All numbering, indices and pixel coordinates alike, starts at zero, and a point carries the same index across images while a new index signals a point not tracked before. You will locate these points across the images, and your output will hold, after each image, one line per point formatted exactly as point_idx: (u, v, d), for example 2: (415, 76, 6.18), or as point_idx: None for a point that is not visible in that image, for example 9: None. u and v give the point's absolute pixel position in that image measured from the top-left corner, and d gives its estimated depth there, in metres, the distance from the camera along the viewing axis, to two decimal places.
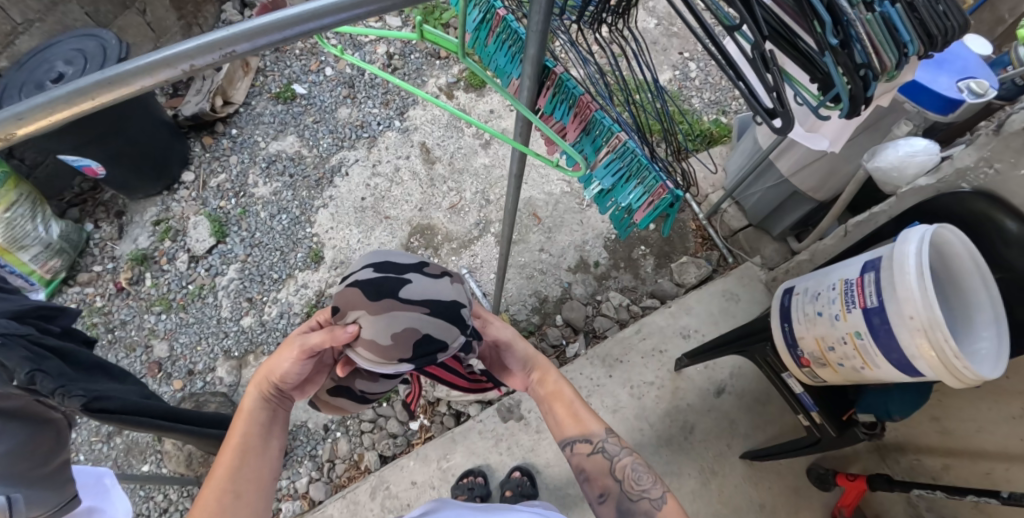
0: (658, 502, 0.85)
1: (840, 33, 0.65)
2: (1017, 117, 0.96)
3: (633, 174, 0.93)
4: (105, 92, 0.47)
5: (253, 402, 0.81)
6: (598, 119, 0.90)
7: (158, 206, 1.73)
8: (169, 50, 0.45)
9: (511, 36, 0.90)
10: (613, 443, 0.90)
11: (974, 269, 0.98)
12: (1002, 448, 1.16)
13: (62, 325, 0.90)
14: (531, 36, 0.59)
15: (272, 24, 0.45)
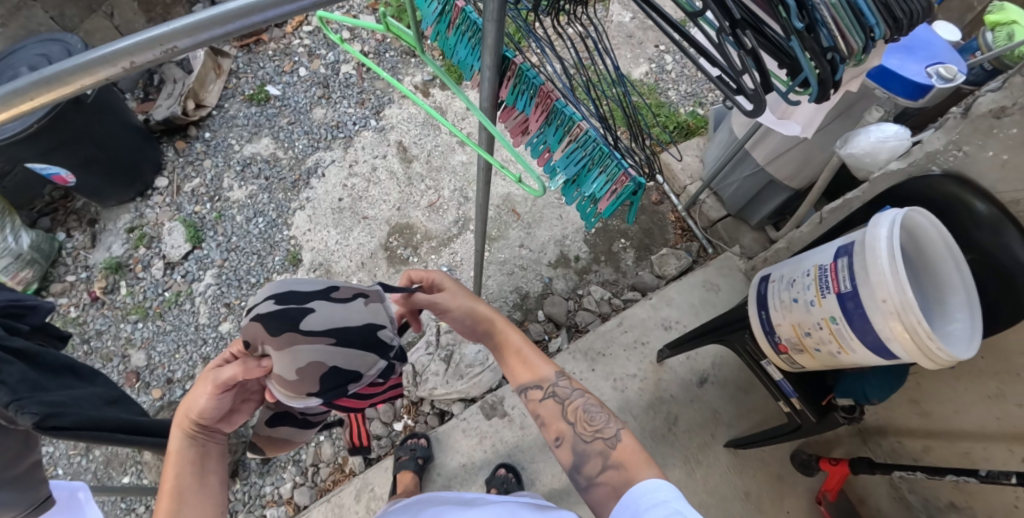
0: (613, 441, 0.79)
1: (806, 17, 0.66)
2: (984, 100, 0.98)
3: (595, 163, 0.91)
4: (40, 94, 0.46)
5: (178, 443, 0.79)
6: (560, 108, 0.89)
7: (132, 213, 1.70)
8: (107, 48, 0.45)
9: (470, 26, 0.89)
10: (565, 387, 0.86)
11: (946, 252, 0.99)
12: (979, 428, 1.18)
13: (32, 324, 0.87)
14: (487, 23, 0.58)
15: (209, 20, 0.44)
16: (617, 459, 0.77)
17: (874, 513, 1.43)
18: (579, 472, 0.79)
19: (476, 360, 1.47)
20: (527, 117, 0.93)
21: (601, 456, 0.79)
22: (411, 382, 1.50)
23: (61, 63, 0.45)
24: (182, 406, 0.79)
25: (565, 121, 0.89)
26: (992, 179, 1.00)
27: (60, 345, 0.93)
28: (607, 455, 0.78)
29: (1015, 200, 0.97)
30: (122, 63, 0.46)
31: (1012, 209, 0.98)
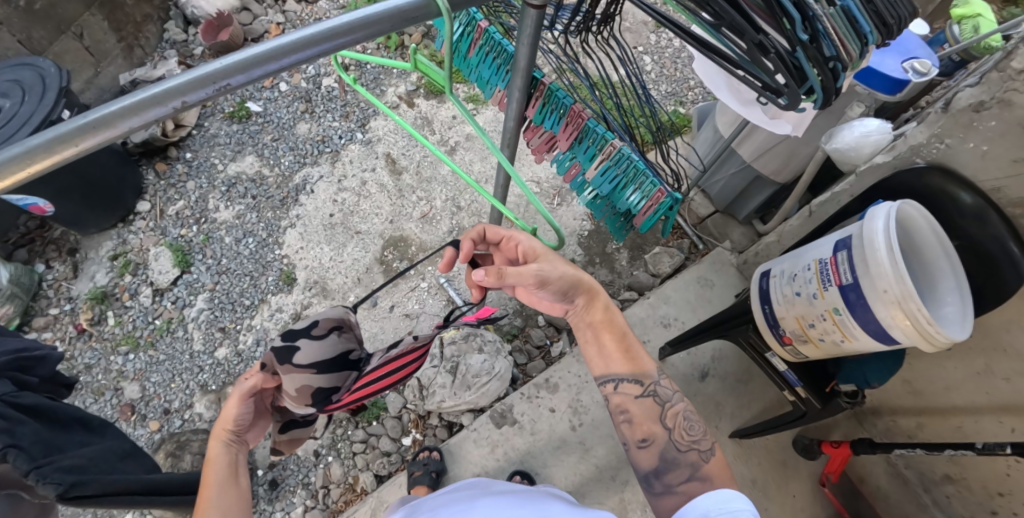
0: (707, 453, 0.85)
1: (809, 28, 0.70)
2: (963, 95, 1.04)
3: (630, 181, 0.96)
4: (93, 135, 0.52)
5: (215, 451, 0.83)
6: (591, 127, 0.94)
7: (114, 240, 1.65)
8: (162, 88, 0.52)
9: (499, 49, 0.90)
10: (667, 388, 0.91)
11: (936, 240, 1.04)
12: (969, 403, 1.25)
13: (40, 376, 0.85)
14: (519, 49, 0.59)
15: (258, 57, 0.52)
16: (706, 472, 0.83)
17: (874, 491, 1.50)
18: (659, 477, 0.84)
19: (482, 370, 1.46)
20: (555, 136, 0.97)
21: (691, 467, 0.84)
22: (418, 396, 1.49)
23: (116, 104, 0.52)
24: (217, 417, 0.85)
25: (599, 140, 0.94)
26: (974, 168, 1.05)
27: (67, 393, 0.91)
28: (697, 468, 0.83)
29: (996, 188, 1.03)
30: (174, 103, 0.53)
31: (994, 197, 1.04)
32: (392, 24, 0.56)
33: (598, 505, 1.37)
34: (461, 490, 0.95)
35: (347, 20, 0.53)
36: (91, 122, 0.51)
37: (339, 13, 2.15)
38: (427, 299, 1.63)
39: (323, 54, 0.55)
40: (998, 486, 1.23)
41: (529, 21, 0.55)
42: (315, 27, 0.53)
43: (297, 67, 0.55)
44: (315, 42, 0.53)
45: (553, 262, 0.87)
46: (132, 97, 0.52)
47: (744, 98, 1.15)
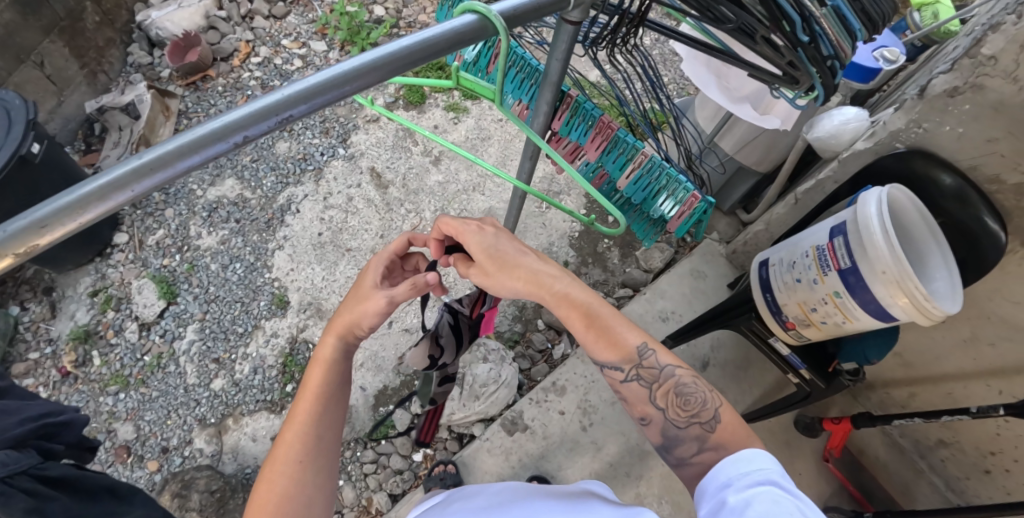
0: (711, 424, 0.80)
1: (808, 29, 0.74)
2: (937, 82, 1.09)
3: (662, 187, 1.03)
4: (146, 179, 0.49)
5: (332, 350, 0.82)
6: (621, 137, 1.01)
7: (92, 275, 1.60)
8: (222, 122, 0.50)
9: (526, 68, 0.99)
10: (653, 366, 0.83)
11: (922, 220, 1.09)
12: (959, 370, 1.33)
13: (65, 441, 0.93)
14: (552, 66, 0.69)
15: (323, 84, 0.52)
16: (715, 441, 0.79)
17: (874, 461, 1.57)
18: (670, 452, 0.83)
19: (489, 379, 1.46)
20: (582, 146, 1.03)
21: (697, 440, 0.80)
22: (426, 409, 1.48)
23: (171, 142, 0.49)
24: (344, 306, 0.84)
25: (629, 149, 1.00)
26: (952, 149, 1.11)
27: (91, 455, 1.00)
28: (704, 439, 0.80)
29: (973, 167, 1.09)
30: (235, 139, 0.51)
31: (972, 175, 1.10)
32: (450, 46, 0.55)
33: None
34: (503, 484, 0.98)
35: (409, 42, 0.53)
36: (146, 163, 0.48)
37: (310, 27, 2.12)
38: (425, 313, 1.62)
39: (383, 79, 0.54)
40: (990, 446, 1.33)
41: (564, 36, 0.65)
42: (377, 52, 0.52)
43: (356, 95, 0.54)
44: (377, 67, 0.52)
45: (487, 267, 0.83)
46: (189, 135, 0.49)
47: (734, 95, 1.20)
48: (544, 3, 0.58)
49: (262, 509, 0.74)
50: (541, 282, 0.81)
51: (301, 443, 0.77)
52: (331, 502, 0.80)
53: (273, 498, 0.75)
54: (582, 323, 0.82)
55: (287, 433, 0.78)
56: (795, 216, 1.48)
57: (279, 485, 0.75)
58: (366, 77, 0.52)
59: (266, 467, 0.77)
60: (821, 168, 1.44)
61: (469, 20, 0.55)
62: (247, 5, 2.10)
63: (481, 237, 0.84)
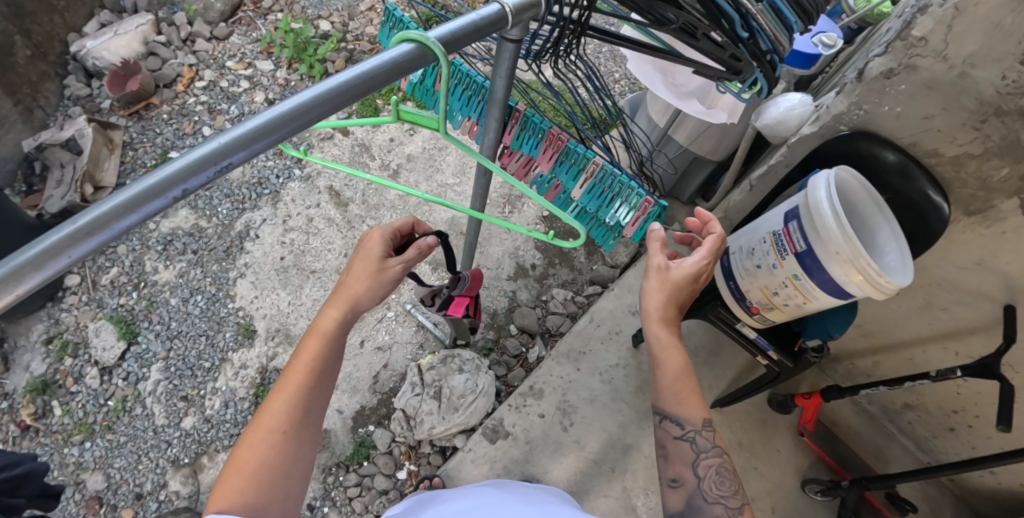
0: (735, 510, 0.83)
1: (746, 27, 0.76)
2: (873, 64, 1.11)
3: (616, 195, 1.06)
4: (83, 242, 0.47)
5: (331, 324, 0.78)
6: (571, 148, 1.03)
7: (45, 322, 1.53)
8: (157, 177, 0.48)
9: (473, 86, 1.00)
10: (704, 444, 0.87)
11: (868, 197, 1.13)
12: (917, 336, 1.39)
13: (29, 494, 0.88)
14: (497, 82, 0.69)
15: (260, 128, 0.51)
16: None
17: (847, 431, 1.63)
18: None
19: (466, 389, 1.45)
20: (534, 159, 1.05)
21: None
22: (406, 426, 1.46)
23: (106, 203, 0.47)
24: (348, 280, 0.79)
25: (581, 159, 1.03)
26: (892, 128, 1.15)
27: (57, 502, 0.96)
28: None
29: (914, 142, 1.13)
30: (172, 193, 0.49)
31: (912, 151, 1.14)
32: (389, 76, 0.54)
33: (603, 498, 1.40)
34: (476, 489, 0.97)
35: (348, 77, 0.52)
36: (81, 228, 0.46)
37: (254, 47, 2.07)
38: (396, 328, 1.62)
39: (326, 116, 0.53)
40: (953, 405, 1.39)
41: (506, 54, 0.65)
42: (316, 88, 0.52)
43: (297, 135, 0.53)
44: (317, 105, 0.52)
45: (670, 288, 0.87)
46: (125, 194, 0.48)
47: (680, 92, 1.23)
48: (481, 24, 0.56)
49: (239, 474, 0.71)
50: (666, 323, 0.87)
51: (288, 413, 0.74)
52: (308, 472, 0.77)
53: (252, 465, 0.71)
54: (677, 376, 0.87)
55: (275, 401, 0.74)
56: (752, 202, 1.52)
57: (260, 453, 0.72)
58: (308, 115, 0.52)
59: (249, 430, 0.73)
60: (772, 154, 1.48)
61: (406, 48, 0.54)
62: (187, 27, 2.04)
63: (694, 273, 0.88)
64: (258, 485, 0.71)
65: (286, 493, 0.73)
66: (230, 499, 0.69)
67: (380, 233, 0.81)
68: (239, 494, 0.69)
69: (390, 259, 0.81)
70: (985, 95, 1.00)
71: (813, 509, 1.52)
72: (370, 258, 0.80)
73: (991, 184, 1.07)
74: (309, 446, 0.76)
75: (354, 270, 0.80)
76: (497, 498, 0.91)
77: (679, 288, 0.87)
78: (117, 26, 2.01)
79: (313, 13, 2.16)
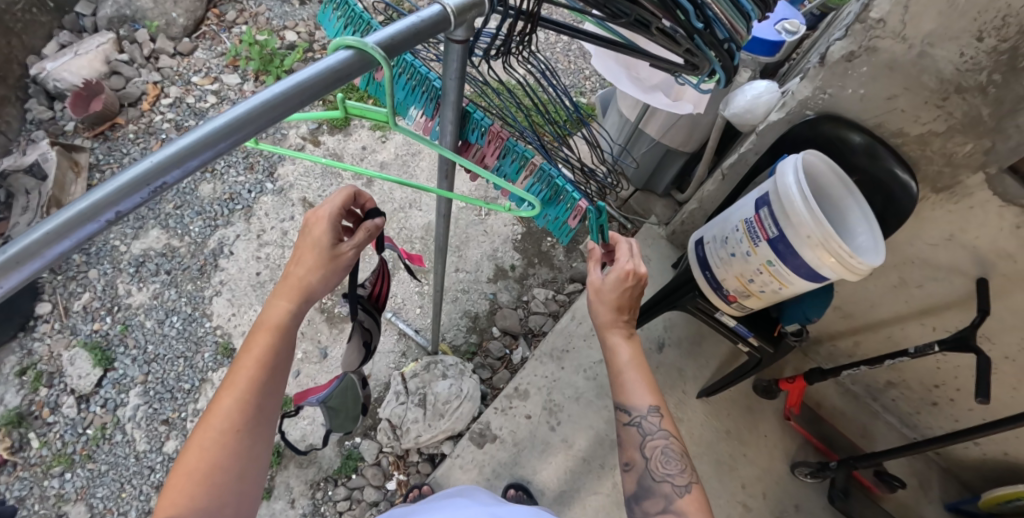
0: (682, 489, 0.83)
1: (702, 17, 0.76)
2: (834, 48, 1.11)
3: (554, 194, 1.02)
4: (14, 271, 0.46)
5: (281, 316, 0.74)
6: (511, 145, 1.00)
7: (17, 353, 1.50)
8: (87, 201, 0.47)
9: (417, 77, 0.98)
10: (651, 428, 0.86)
11: (838, 180, 1.13)
12: (895, 315, 1.40)
13: None
14: (448, 83, 0.68)
15: (193, 143, 0.49)
16: (680, 506, 0.81)
17: (832, 412, 1.65)
18: (639, 501, 0.85)
19: (451, 395, 1.44)
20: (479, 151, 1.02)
21: (664, 499, 0.83)
22: (392, 435, 1.43)
23: (34, 232, 0.46)
24: (299, 269, 0.74)
25: (520, 157, 0.99)
26: (857, 110, 1.15)
27: None
28: (671, 499, 0.83)
29: (879, 123, 1.13)
30: (106, 215, 0.48)
31: (878, 132, 1.14)
32: (328, 84, 0.53)
33: (593, 495, 1.40)
34: (456, 499, 1.00)
35: (283, 88, 0.51)
36: (12, 258, 0.45)
37: (220, 61, 2.05)
38: None
39: (263, 129, 0.52)
40: (934, 380, 1.41)
41: (454, 56, 0.64)
42: (250, 101, 0.51)
43: (235, 149, 0.52)
44: (252, 119, 0.51)
45: (599, 296, 0.90)
46: (54, 220, 0.47)
47: (645, 86, 1.22)
48: (423, 26, 0.55)
49: (189, 477, 0.66)
50: (612, 327, 0.90)
51: (240, 411, 0.69)
52: (263, 470, 0.73)
53: (203, 467, 0.67)
54: (619, 368, 0.88)
55: (224, 398, 0.69)
56: (725, 191, 1.52)
57: (210, 454, 0.67)
58: (243, 129, 0.51)
59: (197, 429, 0.68)
60: (742, 142, 1.48)
61: (344, 55, 0.53)
62: (149, 44, 2.00)
63: (619, 282, 0.88)
64: (210, 488, 0.67)
65: (240, 495, 0.69)
66: (181, 505, 0.64)
67: (328, 214, 0.75)
68: (191, 500, 0.65)
69: (342, 245, 0.76)
70: (945, 73, 1.00)
71: (803, 491, 1.53)
72: (321, 245, 0.74)
73: (956, 160, 1.08)
74: (263, 444, 0.72)
75: (303, 259, 0.75)
76: (462, 503, 0.97)
77: (606, 295, 0.89)
78: (77, 46, 1.96)
79: (279, 24, 2.14)
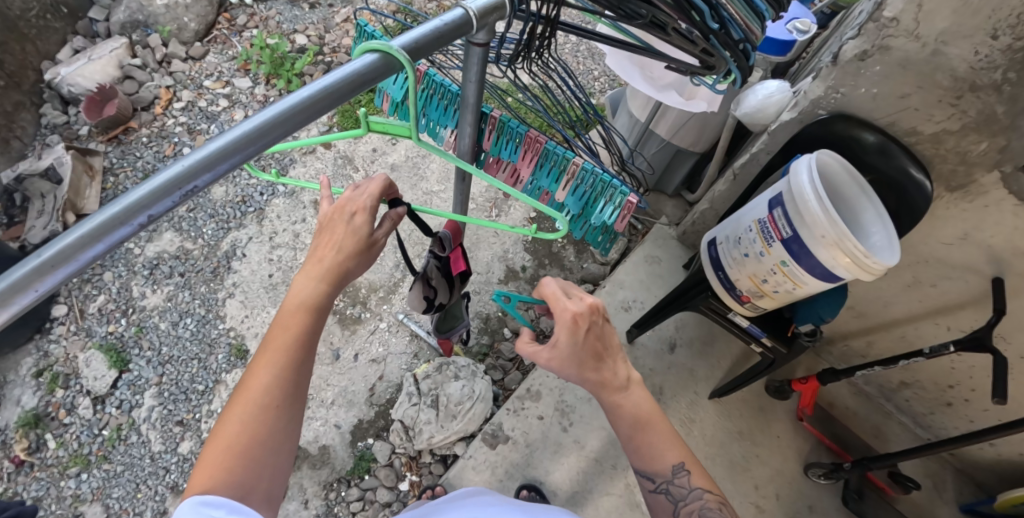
0: None
1: (718, 17, 0.76)
2: (847, 47, 1.10)
3: (600, 194, 1.12)
4: (54, 274, 0.48)
5: (313, 297, 0.74)
6: (550, 148, 1.09)
7: (34, 355, 1.51)
8: (121, 205, 0.50)
9: (447, 95, 1.07)
10: (682, 486, 0.82)
11: (851, 180, 1.12)
12: (909, 314, 1.39)
13: None
14: (468, 86, 0.69)
15: (223, 149, 0.52)
16: None
17: (844, 412, 1.64)
18: None
19: (463, 396, 1.44)
20: (516, 162, 1.11)
21: None
22: (405, 437, 1.45)
23: (70, 235, 0.48)
24: (334, 254, 0.75)
25: (561, 161, 1.09)
26: (869, 109, 1.14)
27: None
28: None
29: (891, 122, 1.13)
30: (139, 219, 0.51)
31: (890, 130, 1.14)
32: (353, 89, 0.54)
33: (606, 496, 1.39)
34: (479, 497, 1.01)
35: (308, 92, 0.53)
36: (46, 260, 0.47)
37: (231, 64, 2.07)
38: (390, 339, 1.62)
39: (290, 132, 0.54)
40: (948, 380, 1.40)
41: (475, 58, 0.64)
42: (278, 106, 0.53)
43: (262, 153, 0.54)
44: (279, 123, 0.53)
45: (564, 359, 0.81)
46: (90, 223, 0.49)
47: (658, 85, 1.23)
48: (445, 30, 0.56)
49: (225, 448, 0.67)
50: (607, 384, 0.81)
51: (277, 387, 0.70)
52: (296, 449, 0.74)
53: (239, 440, 0.68)
54: (630, 431, 0.82)
55: (260, 373, 0.70)
56: (736, 191, 1.52)
57: (247, 428, 0.68)
58: (271, 133, 0.53)
59: (233, 402, 0.69)
60: (754, 142, 1.48)
61: (369, 59, 0.55)
62: (162, 49, 2.02)
63: (570, 335, 0.80)
64: (246, 462, 0.67)
65: (275, 471, 0.70)
66: (217, 477, 0.65)
67: (367, 204, 0.77)
68: (227, 471, 0.66)
69: (376, 233, 0.78)
70: (958, 72, 1.00)
71: (817, 493, 1.52)
72: (357, 234, 0.76)
73: (970, 158, 1.08)
74: (298, 422, 0.73)
75: (338, 241, 0.76)
76: (486, 500, 0.98)
77: (566, 354, 0.81)
78: (91, 51, 1.98)
79: (289, 28, 2.15)
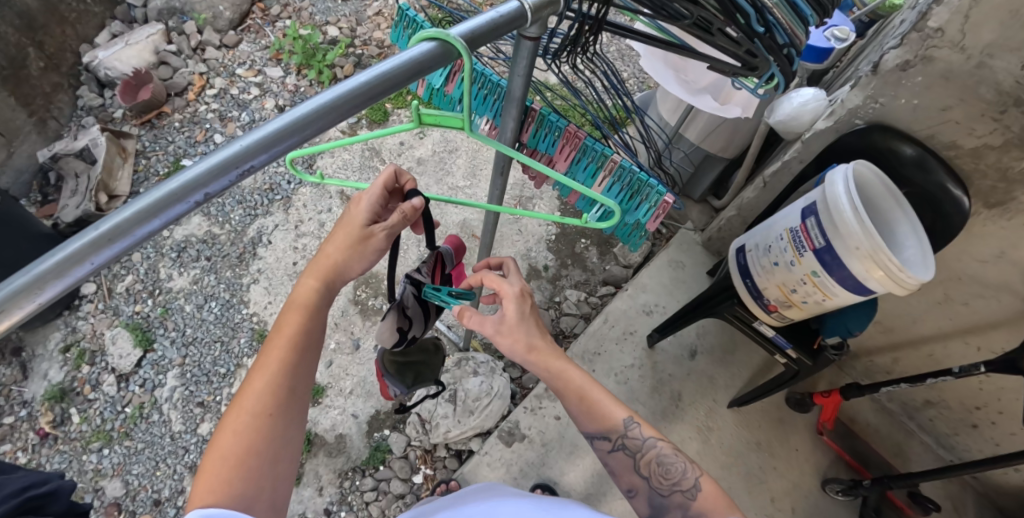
0: (692, 491, 0.80)
1: (763, 21, 0.75)
2: (889, 57, 1.08)
3: (636, 192, 1.12)
4: (107, 248, 0.49)
5: (310, 296, 0.75)
6: (589, 144, 1.09)
7: (62, 330, 1.54)
8: (179, 180, 0.51)
9: (488, 85, 1.09)
10: (637, 438, 0.84)
11: (887, 192, 1.10)
12: (937, 332, 1.37)
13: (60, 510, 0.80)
14: (515, 81, 0.69)
15: (279, 132, 0.53)
16: (699, 509, 0.78)
17: (866, 428, 1.61)
18: None
19: (481, 392, 1.44)
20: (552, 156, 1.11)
21: (682, 508, 0.80)
22: (422, 431, 1.44)
23: (126, 211, 0.50)
24: (331, 250, 0.75)
25: (599, 157, 1.09)
26: (908, 120, 1.12)
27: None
28: (688, 507, 0.80)
29: (930, 135, 1.11)
30: (195, 196, 0.52)
31: (929, 143, 1.12)
32: (409, 76, 0.55)
33: (621, 500, 1.38)
34: (491, 493, 1.00)
35: (367, 77, 0.53)
36: (103, 234, 0.49)
37: (264, 54, 2.09)
38: None
39: (340, 120, 0.54)
40: (975, 402, 1.37)
41: (524, 52, 0.64)
42: (332, 90, 0.53)
43: (313, 139, 0.55)
44: (332, 109, 0.53)
45: (515, 335, 0.78)
46: (147, 199, 0.50)
47: (693, 88, 1.22)
48: (501, 21, 0.56)
49: (222, 462, 0.67)
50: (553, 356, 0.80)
51: (271, 394, 0.70)
52: (297, 455, 0.74)
53: (237, 452, 0.68)
54: (579, 399, 0.82)
55: (258, 378, 0.71)
56: (765, 198, 1.50)
57: (244, 438, 0.68)
58: (326, 117, 0.53)
59: (230, 411, 0.70)
60: (785, 150, 1.46)
61: (427, 47, 0.55)
62: (197, 36, 2.05)
63: (520, 308, 0.79)
64: (245, 472, 0.67)
65: (278, 479, 0.70)
66: (218, 490, 0.65)
67: (368, 197, 0.76)
68: (226, 484, 0.66)
69: (376, 227, 0.76)
70: (1003, 85, 0.97)
71: (834, 509, 1.50)
72: (354, 228, 0.75)
73: (1011, 175, 1.05)
74: (296, 429, 0.73)
75: (337, 238, 0.76)
76: (499, 494, 0.99)
77: (517, 328, 0.78)
78: (127, 36, 2.02)
79: (321, 19, 2.18)
